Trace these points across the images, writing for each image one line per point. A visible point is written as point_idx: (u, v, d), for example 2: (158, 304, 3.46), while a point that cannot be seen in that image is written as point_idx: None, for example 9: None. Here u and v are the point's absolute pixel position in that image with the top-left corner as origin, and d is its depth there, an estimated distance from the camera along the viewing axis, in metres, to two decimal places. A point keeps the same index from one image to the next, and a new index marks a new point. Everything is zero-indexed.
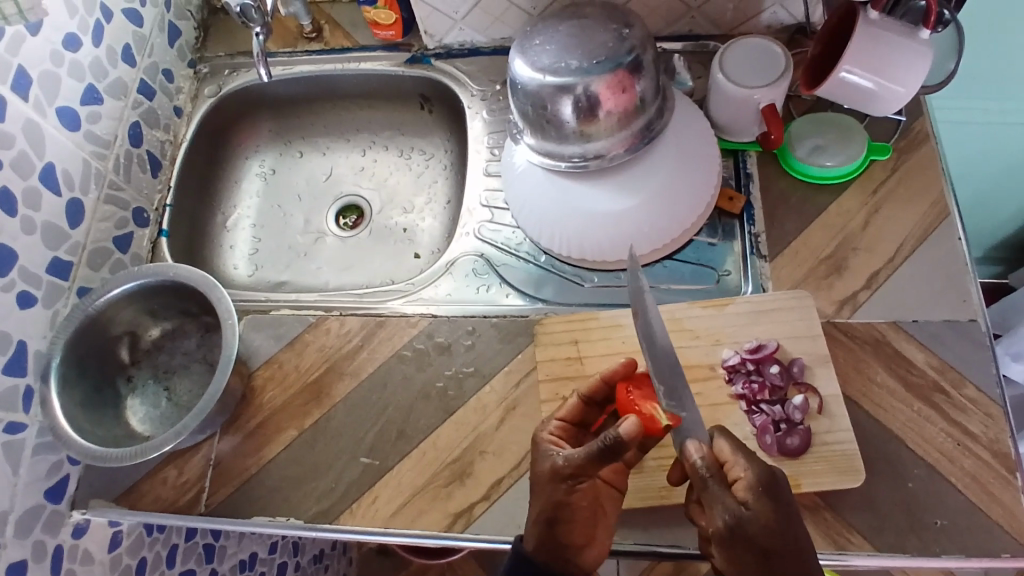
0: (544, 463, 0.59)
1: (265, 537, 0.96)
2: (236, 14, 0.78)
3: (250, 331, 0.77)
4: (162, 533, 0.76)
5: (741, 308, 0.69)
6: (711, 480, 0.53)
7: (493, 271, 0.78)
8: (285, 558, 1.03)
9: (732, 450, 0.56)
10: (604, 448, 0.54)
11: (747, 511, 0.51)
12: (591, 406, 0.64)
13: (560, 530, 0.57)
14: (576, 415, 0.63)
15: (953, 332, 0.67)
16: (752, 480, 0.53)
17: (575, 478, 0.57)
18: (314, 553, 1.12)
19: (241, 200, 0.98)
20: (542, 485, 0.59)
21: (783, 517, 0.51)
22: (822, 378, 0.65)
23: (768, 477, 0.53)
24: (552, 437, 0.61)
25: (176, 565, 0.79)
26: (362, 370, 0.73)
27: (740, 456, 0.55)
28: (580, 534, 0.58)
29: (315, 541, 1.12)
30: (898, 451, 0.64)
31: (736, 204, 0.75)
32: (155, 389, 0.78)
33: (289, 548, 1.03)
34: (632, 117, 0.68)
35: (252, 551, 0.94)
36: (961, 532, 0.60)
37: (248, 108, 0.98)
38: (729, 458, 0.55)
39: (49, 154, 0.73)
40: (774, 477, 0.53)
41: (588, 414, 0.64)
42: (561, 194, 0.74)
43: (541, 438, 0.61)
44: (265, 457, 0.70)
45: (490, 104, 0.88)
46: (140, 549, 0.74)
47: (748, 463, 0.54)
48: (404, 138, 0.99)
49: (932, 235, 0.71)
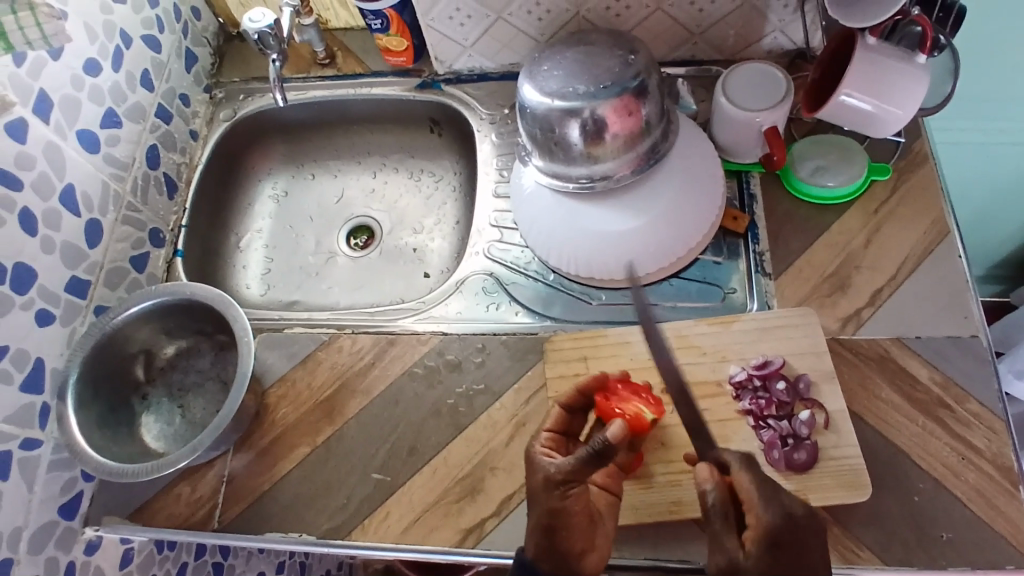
0: (537, 472, 0.59)
1: (273, 556, 0.96)
2: (254, 41, 0.82)
3: (263, 349, 0.78)
4: (173, 551, 0.76)
5: (746, 325, 0.70)
6: (713, 519, 0.54)
7: (503, 289, 0.79)
8: None
9: (754, 493, 0.54)
10: (593, 454, 0.57)
11: (746, 554, 0.52)
12: (573, 413, 0.65)
13: (559, 538, 0.56)
14: (560, 424, 0.64)
15: (955, 348, 0.69)
16: (767, 528, 0.53)
17: (567, 483, 0.58)
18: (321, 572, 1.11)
19: (254, 221, 0.99)
20: (536, 494, 0.59)
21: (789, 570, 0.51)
22: (828, 394, 0.66)
23: (784, 525, 0.52)
24: (543, 448, 0.62)
25: None
26: (374, 387, 0.74)
27: (759, 501, 0.54)
28: (581, 539, 0.57)
29: (323, 560, 1.11)
30: (903, 466, 0.64)
31: (741, 223, 0.77)
32: (170, 407, 0.79)
33: (297, 568, 1.03)
34: (638, 139, 0.70)
35: (261, 570, 0.94)
36: (968, 545, 0.61)
37: (261, 132, 1.00)
38: (749, 498, 0.54)
39: (69, 175, 0.75)
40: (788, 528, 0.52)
41: (571, 422, 0.65)
42: (569, 215, 0.75)
43: (532, 449, 0.62)
44: (278, 473, 0.71)
45: (499, 127, 0.90)
46: (150, 568, 0.74)
47: (764, 510, 0.53)
48: (414, 160, 1.01)
49: (933, 253, 0.73)
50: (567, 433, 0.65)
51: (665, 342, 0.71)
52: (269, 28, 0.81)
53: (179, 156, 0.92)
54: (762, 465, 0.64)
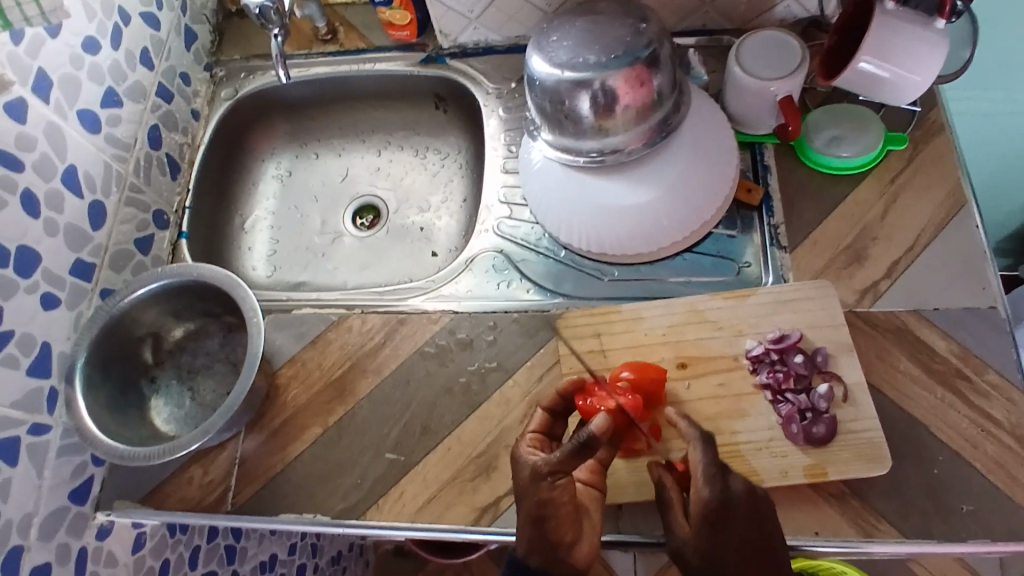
0: (523, 470, 0.59)
1: (285, 537, 0.96)
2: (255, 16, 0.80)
3: (272, 330, 0.77)
4: (184, 534, 0.76)
5: (763, 298, 0.69)
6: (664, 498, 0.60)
7: (513, 266, 0.78)
8: (305, 559, 1.03)
9: (696, 468, 0.58)
10: (579, 446, 0.56)
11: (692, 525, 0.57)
12: (558, 417, 0.65)
13: (548, 530, 0.57)
14: (545, 426, 0.64)
15: (973, 318, 0.68)
16: (708, 500, 0.57)
17: (555, 474, 0.57)
18: (332, 554, 1.12)
19: (258, 201, 0.98)
20: (523, 490, 0.58)
21: (721, 541, 0.56)
22: (846, 366, 0.65)
23: (721, 500, 0.57)
24: (529, 447, 0.62)
25: (198, 565, 0.78)
26: (385, 366, 0.74)
27: (700, 477, 0.57)
28: (569, 530, 0.57)
29: (334, 542, 1.12)
30: (922, 437, 0.64)
31: (755, 195, 0.75)
32: (179, 389, 0.78)
33: (308, 549, 1.03)
34: (650, 111, 0.68)
35: (273, 552, 0.94)
36: (986, 515, 0.60)
37: (264, 111, 0.99)
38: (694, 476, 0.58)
39: (70, 156, 0.74)
40: (725, 503, 0.56)
41: (555, 426, 0.65)
42: (579, 189, 0.74)
43: (518, 449, 0.61)
44: (290, 454, 0.70)
45: (506, 101, 0.88)
46: (162, 551, 0.74)
47: (704, 488, 0.57)
48: (419, 138, 1.00)
49: (950, 224, 0.72)
50: (552, 435, 0.64)
51: (679, 317, 0.70)
52: (270, 2, 0.78)
53: (179, 136, 0.90)
54: (780, 439, 0.64)
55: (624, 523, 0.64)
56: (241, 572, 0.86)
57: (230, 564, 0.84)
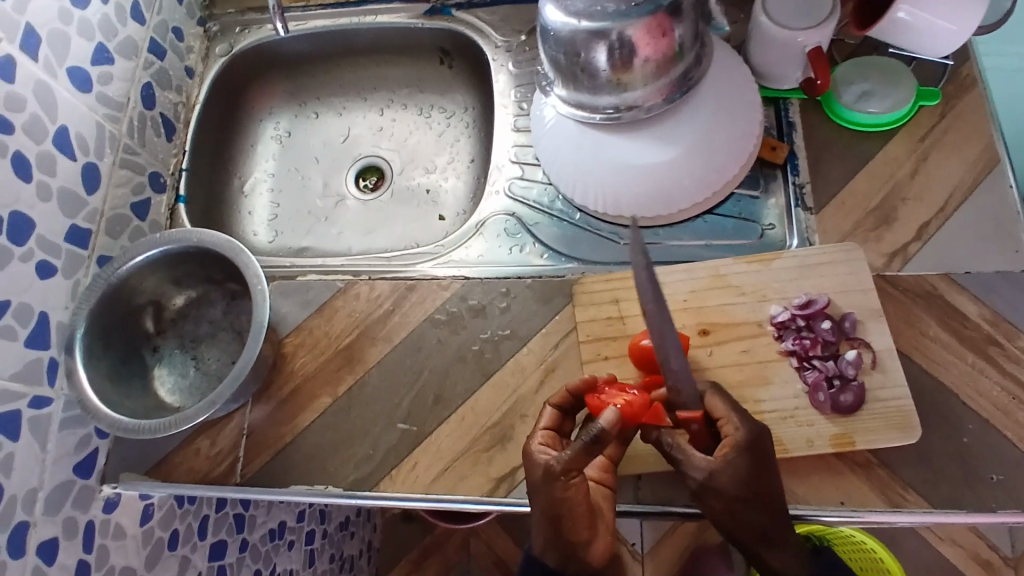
0: (535, 468, 0.56)
1: (293, 505, 0.96)
2: None
3: (277, 297, 0.74)
4: (193, 504, 0.75)
5: (788, 262, 0.67)
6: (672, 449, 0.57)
7: (526, 230, 0.75)
8: (313, 525, 1.03)
9: (728, 407, 0.58)
10: (591, 442, 0.53)
11: (714, 465, 0.55)
12: (567, 414, 0.62)
13: (563, 529, 0.55)
14: (556, 422, 0.61)
15: (1005, 282, 0.65)
16: (739, 441, 0.56)
17: (569, 473, 0.54)
18: (340, 520, 1.11)
19: (257, 164, 0.94)
20: (537, 489, 0.56)
21: (759, 473, 0.56)
22: (874, 332, 0.63)
23: (756, 434, 0.57)
24: (542, 445, 0.59)
25: (208, 536, 0.77)
26: (395, 334, 0.71)
27: (734, 414, 0.58)
28: (585, 530, 0.56)
29: (341, 507, 1.11)
30: (951, 405, 0.62)
31: (779, 153, 0.72)
32: (183, 359, 0.76)
33: (317, 516, 1.03)
34: (670, 64, 0.64)
35: (281, 520, 0.93)
36: (1017, 485, 0.59)
37: (261, 67, 0.95)
38: (723, 415, 0.58)
39: (61, 116, 0.70)
40: (761, 437, 0.57)
41: (565, 423, 0.62)
42: (595, 148, 0.71)
43: (530, 447, 0.58)
44: (299, 425, 0.68)
45: (515, 55, 0.85)
46: (171, 521, 0.73)
47: (740, 423, 0.57)
48: (423, 95, 0.96)
49: (983, 183, 0.68)
50: (561, 431, 0.61)
51: (701, 282, 0.67)
52: None
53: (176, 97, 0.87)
54: (805, 408, 0.62)
55: (644, 492, 0.63)
56: (251, 541, 0.85)
57: (239, 534, 0.83)
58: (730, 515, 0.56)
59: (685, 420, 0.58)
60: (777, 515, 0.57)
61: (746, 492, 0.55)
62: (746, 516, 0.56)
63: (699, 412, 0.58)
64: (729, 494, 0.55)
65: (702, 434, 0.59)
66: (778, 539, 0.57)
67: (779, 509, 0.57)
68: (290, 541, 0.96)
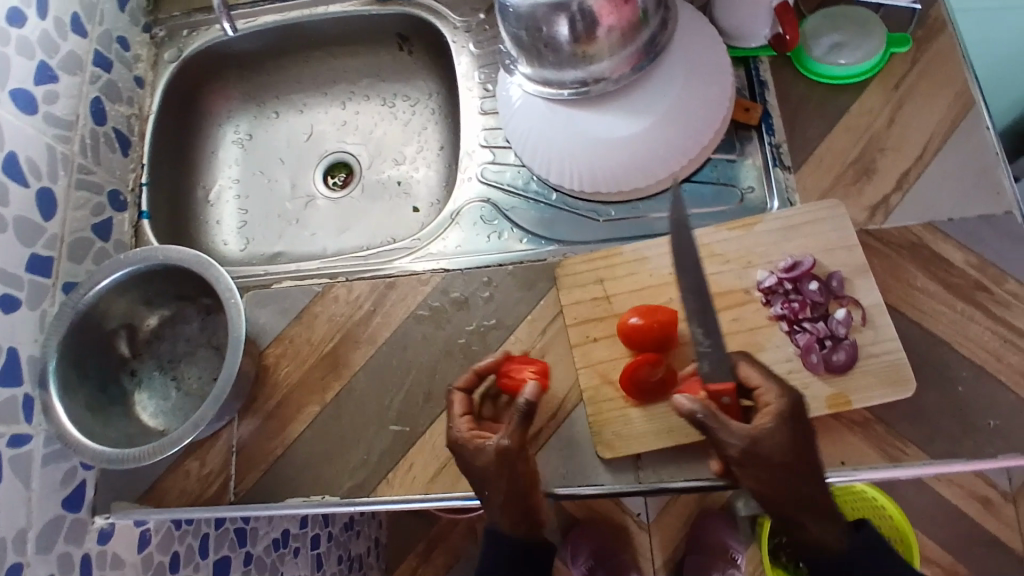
0: (481, 456, 0.59)
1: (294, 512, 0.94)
2: None
3: (254, 308, 0.72)
4: (191, 525, 0.73)
5: (770, 226, 0.65)
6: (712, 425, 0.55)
7: (502, 215, 0.74)
8: (317, 530, 1.02)
9: (763, 376, 0.58)
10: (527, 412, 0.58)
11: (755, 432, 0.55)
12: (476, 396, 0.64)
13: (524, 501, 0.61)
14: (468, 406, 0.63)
15: (989, 226, 0.64)
16: (779, 408, 0.57)
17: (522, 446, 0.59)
18: (344, 521, 1.11)
19: (221, 170, 0.92)
20: (493, 475, 0.59)
21: (800, 440, 0.56)
22: (862, 289, 0.62)
23: (796, 403, 0.57)
24: (470, 432, 0.61)
25: (210, 555, 0.76)
26: (378, 335, 0.69)
27: (772, 382, 0.58)
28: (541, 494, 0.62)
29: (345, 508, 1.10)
30: (944, 355, 0.61)
31: (753, 114, 0.71)
32: (163, 380, 0.74)
33: (320, 520, 1.02)
34: (635, 31, 0.62)
35: (285, 528, 0.92)
36: (1015, 429, 0.59)
37: (215, 69, 0.92)
38: (759, 384, 0.58)
39: (9, 142, 0.67)
40: (801, 406, 0.57)
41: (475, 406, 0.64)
42: (565, 124, 0.69)
43: (462, 440, 0.60)
44: (289, 436, 0.67)
45: (475, 35, 0.82)
46: (170, 545, 0.71)
47: (779, 391, 0.57)
48: (385, 84, 0.93)
49: (959, 127, 0.67)
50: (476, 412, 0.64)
51: None
52: None
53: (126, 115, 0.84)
54: (798, 371, 0.61)
55: (644, 474, 0.61)
56: (255, 553, 0.84)
57: (242, 548, 0.82)
58: (769, 482, 0.56)
59: (717, 393, 0.57)
60: (815, 481, 0.57)
61: (788, 456, 0.55)
62: (784, 484, 0.56)
63: (730, 384, 0.56)
64: (770, 459, 0.55)
65: (735, 407, 0.58)
66: (820, 506, 0.58)
67: (818, 474, 0.57)
68: (296, 549, 0.95)
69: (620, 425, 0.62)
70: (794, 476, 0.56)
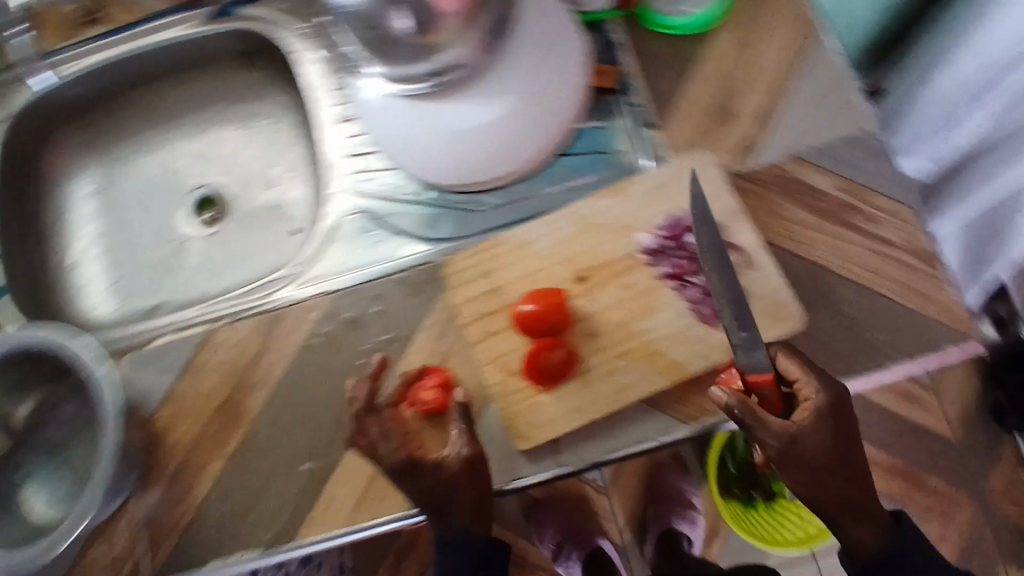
0: (443, 470, 0.58)
1: None
2: None
3: (134, 372, 0.68)
4: None
5: (640, 189, 0.66)
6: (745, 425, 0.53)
7: (381, 224, 0.71)
8: None
9: (802, 369, 0.56)
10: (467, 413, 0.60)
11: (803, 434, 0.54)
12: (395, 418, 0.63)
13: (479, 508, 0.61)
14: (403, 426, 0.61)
15: (849, 148, 0.66)
16: (820, 404, 0.55)
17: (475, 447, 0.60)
18: None
19: (76, 229, 0.85)
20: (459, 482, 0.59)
21: (836, 437, 0.55)
22: (740, 233, 0.64)
23: (835, 397, 0.55)
24: (419, 451, 0.60)
25: None
26: (272, 373, 0.66)
27: (812, 376, 0.56)
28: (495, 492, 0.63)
29: None
30: (828, 281, 0.63)
31: (609, 78, 0.69)
32: (51, 468, 0.69)
33: None
34: (478, 12, 0.60)
35: None
36: (901, 338, 0.62)
37: (45, 123, 0.83)
38: (798, 377, 0.56)
39: None
40: (839, 398, 0.56)
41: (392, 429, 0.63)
42: (426, 120, 0.64)
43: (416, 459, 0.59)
44: (198, 498, 0.63)
45: (318, 41, 0.78)
46: None
47: (817, 386, 0.55)
48: (238, 107, 0.88)
49: (807, 56, 0.69)
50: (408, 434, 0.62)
51: (567, 231, 0.66)
52: None
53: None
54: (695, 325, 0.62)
55: (563, 456, 0.61)
56: None
57: None
58: (808, 478, 0.55)
59: (755, 383, 0.54)
60: (853, 475, 0.57)
61: (830, 456, 0.55)
62: (828, 484, 0.56)
63: (769, 374, 0.54)
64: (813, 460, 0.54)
65: (776, 398, 0.55)
66: (859, 506, 0.58)
67: (855, 465, 0.57)
68: None
69: (532, 415, 0.62)
70: (830, 474, 0.55)
